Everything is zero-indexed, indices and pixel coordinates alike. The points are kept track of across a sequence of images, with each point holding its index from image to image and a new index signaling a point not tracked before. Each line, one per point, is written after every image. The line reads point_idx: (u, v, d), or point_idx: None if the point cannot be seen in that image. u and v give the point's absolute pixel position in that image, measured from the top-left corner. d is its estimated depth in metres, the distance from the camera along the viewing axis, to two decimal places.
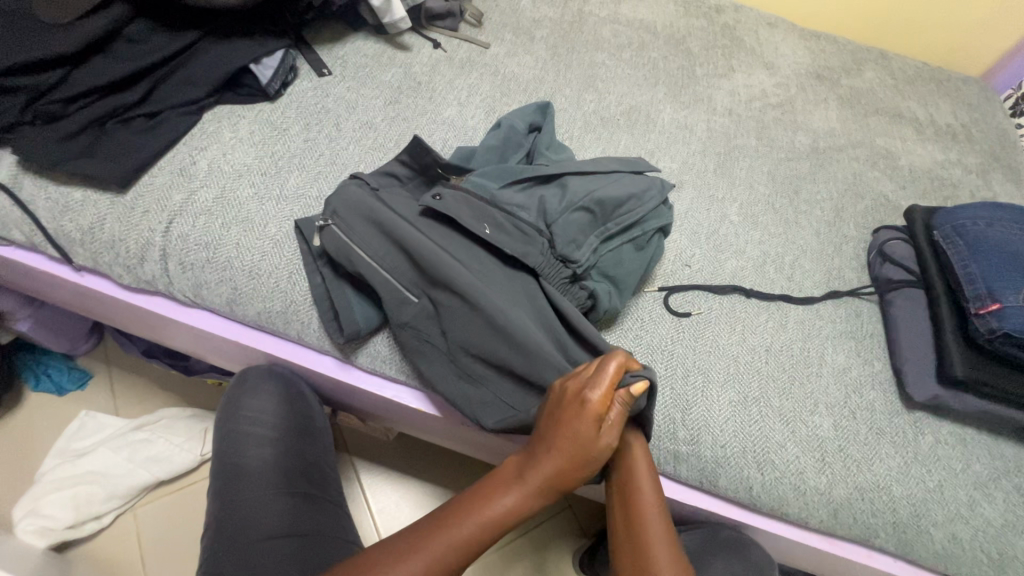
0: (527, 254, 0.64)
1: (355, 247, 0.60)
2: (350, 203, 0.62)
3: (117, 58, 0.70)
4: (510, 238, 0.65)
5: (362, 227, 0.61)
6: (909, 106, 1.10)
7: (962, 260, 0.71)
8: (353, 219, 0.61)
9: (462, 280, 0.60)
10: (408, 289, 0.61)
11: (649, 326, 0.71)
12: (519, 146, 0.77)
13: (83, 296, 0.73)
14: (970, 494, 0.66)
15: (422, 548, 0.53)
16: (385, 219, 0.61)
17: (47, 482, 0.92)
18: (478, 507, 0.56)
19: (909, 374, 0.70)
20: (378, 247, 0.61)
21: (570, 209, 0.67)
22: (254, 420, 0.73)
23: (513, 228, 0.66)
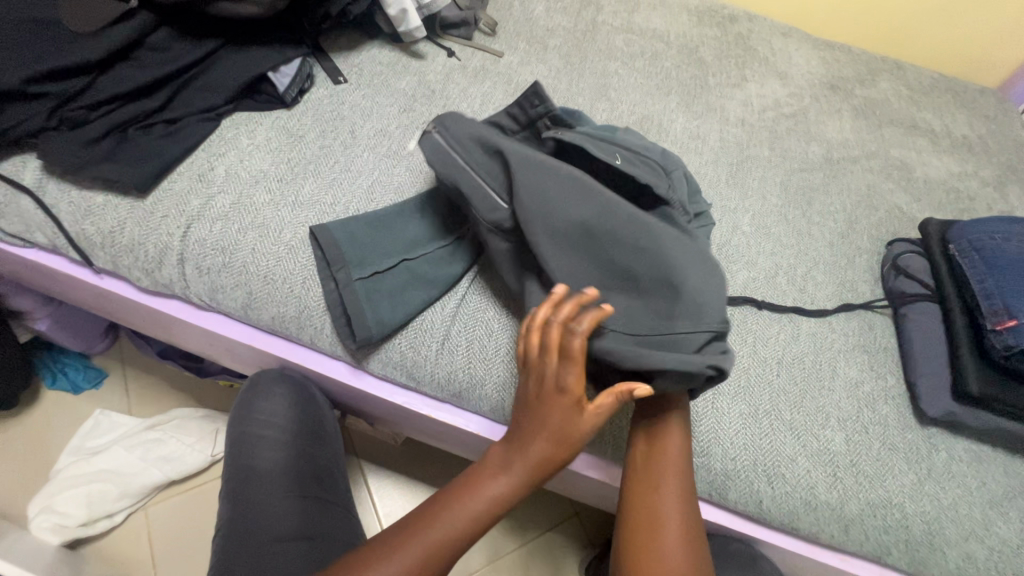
0: (655, 185, 0.65)
1: (475, 146, 0.62)
2: (472, 121, 0.65)
3: (139, 66, 0.71)
4: (640, 169, 0.66)
5: (473, 140, 0.62)
6: (924, 117, 1.09)
7: (978, 275, 0.70)
8: (468, 134, 0.63)
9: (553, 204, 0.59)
10: (498, 196, 0.62)
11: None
12: None
13: (102, 297, 0.74)
14: (984, 513, 0.65)
15: (417, 538, 0.53)
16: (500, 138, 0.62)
17: (62, 479, 0.94)
18: (469, 495, 0.55)
19: (922, 389, 0.70)
20: (481, 160, 0.62)
21: (675, 173, 0.71)
22: (266, 423, 0.74)
23: (631, 165, 0.65)
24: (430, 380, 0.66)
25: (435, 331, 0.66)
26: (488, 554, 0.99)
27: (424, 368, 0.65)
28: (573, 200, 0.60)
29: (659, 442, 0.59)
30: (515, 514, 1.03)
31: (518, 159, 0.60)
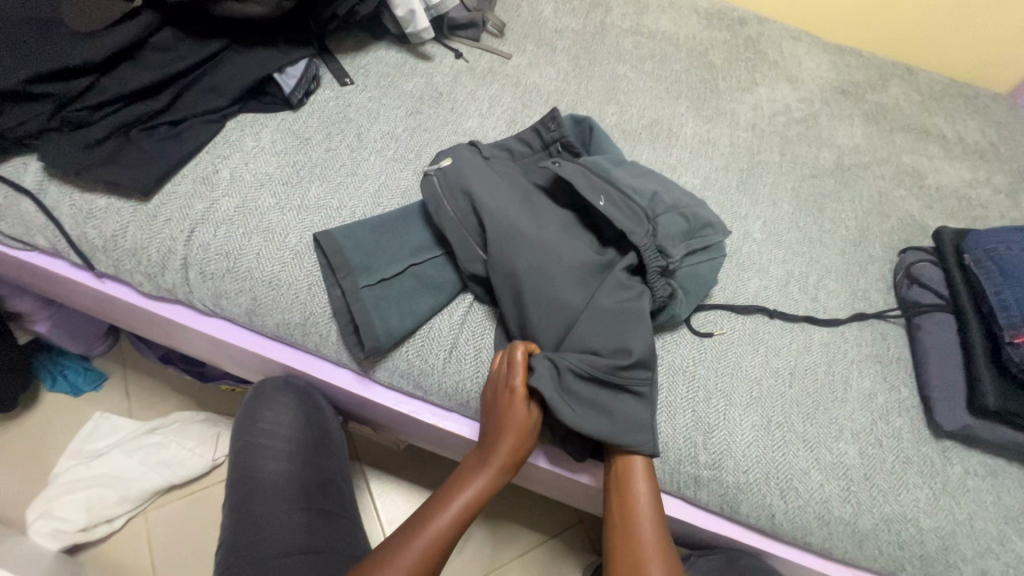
0: (632, 231, 0.64)
1: (443, 197, 0.66)
2: (463, 160, 0.67)
3: (143, 66, 0.70)
4: (619, 214, 0.65)
5: (458, 184, 0.65)
6: (936, 123, 1.08)
7: (994, 286, 0.69)
8: (455, 179, 0.66)
9: (520, 259, 0.61)
10: (478, 246, 0.64)
11: (670, 346, 0.70)
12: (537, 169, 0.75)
13: (103, 302, 0.73)
14: (1001, 529, 0.64)
15: (408, 550, 0.54)
16: (474, 183, 0.65)
17: (60, 483, 0.92)
18: (449, 500, 0.58)
19: (937, 402, 0.68)
20: (463, 207, 0.65)
21: (672, 214, 0.69)
22: (272, 433, 0.73)
23: (613, 210, 0.65)
24: (437, 389, 0.65)
25: (443, 339, 0.64)
26: (489, 563, 0.98)
27: (431, 378, 0.64)
28: (539, 261, 0.61)
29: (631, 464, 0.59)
30: (517, 521, 1.02)
31: (492, 212, 0.63)
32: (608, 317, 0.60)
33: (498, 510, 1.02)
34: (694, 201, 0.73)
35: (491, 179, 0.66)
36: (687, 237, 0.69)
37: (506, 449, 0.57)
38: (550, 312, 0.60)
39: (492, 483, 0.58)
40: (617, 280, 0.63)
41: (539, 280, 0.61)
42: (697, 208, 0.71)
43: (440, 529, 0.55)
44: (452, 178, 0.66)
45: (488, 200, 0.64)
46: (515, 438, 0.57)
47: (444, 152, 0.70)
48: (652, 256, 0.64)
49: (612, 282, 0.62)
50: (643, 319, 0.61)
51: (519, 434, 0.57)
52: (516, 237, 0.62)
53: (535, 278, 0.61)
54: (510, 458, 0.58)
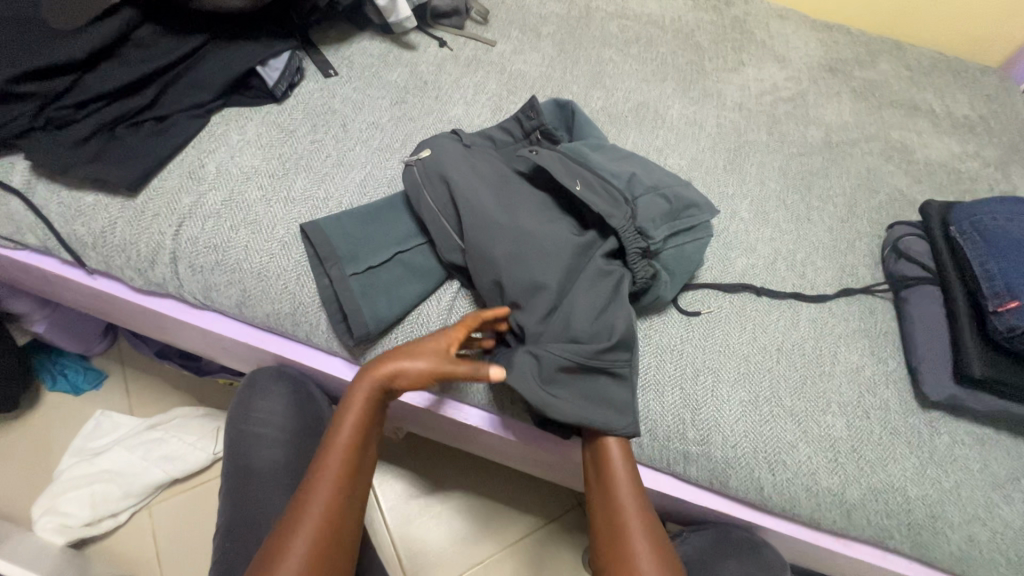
0: (608, 213, 0.65)
1: (422, 187, 0.66)
2: (443, 148, 0.68)
3: (126, 62, 0.70)
4: (597, 198, 0.65)
5: (436, 174, 0.66)
6: (925, 98, 1.07)
7: (979, 256, 0.69)
8: (434, 168, 0.66)
9: (498, 245, 0.62)
10: (456, 235, 0.65)
11: (650, 329, 0.70)
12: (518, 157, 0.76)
13: (96, 299, 0.74)
14: (988, 496, 0.65)
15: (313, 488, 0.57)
16: (451, 171, 0.65)
17: (64, 480, 0.94)
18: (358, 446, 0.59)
19: (924, 373, 0.69)
20: (442, 196, 0.65)
21: (651, 194, 0.69)
22: (264, 421, 0.73)
23: (589, 194, 0.66)
24: None
25: (432, 325, 0.65)
26: (490, 546, 0.99)
27: None
28: (518, 246, 0.62)
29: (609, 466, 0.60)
30: (517, 505, 1.03)
31: (471, 198, 0.64)
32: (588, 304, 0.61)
33: (497, 494, 1.03)
34: (678, 181, 0.73)
35: (470, 166, 0.67)
36: (669, 218, 0.69)
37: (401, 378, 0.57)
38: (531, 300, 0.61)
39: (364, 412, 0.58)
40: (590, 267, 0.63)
41: (517, 266, 0.61)
42: (680, 188, 0.71)
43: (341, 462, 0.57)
44: (432, 165, 0.66)
45: (466, 186, 0.64)
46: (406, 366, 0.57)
47: (425, 140, 0.70)
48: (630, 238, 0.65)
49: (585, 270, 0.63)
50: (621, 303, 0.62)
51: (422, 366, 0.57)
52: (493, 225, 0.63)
53: (515, 265, 0.61)
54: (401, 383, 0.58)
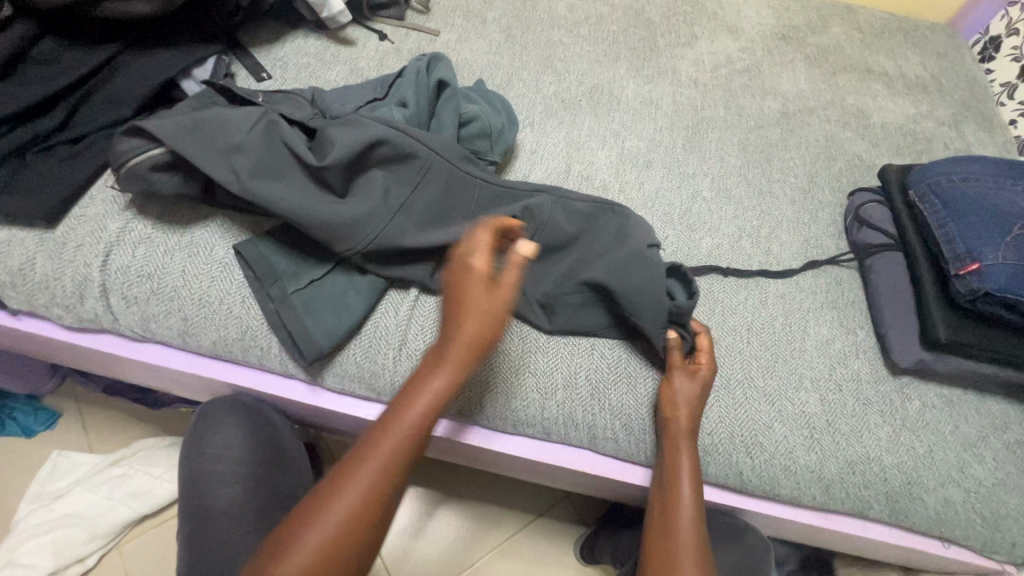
0: (402, 106, 0.70)
1: (152, 152, 0.56)
2: (172, 128, 0.56)
3: (27, 81, 0.64)
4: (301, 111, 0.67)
5: (143, 134, 0.57)
6: (877, 60, 1.07)
7: (939, 220, 0.69)
8: (129, 140, 0.57)
9: (369, 200, 0.61)
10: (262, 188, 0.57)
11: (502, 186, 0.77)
12: (298, 102, 0.69)
13: (28, 340, 0.69)
14: (960, 456, 0.65)
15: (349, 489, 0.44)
16: (170, 126, 0.56)
17: (24, 528, 0.89)
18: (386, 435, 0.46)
19: (893, 341, 0.69)
20: (199, 151, 0.56)
21: (413, 73, 0.73)
22: (219, 458, 0.69)
23: (371, 106, 0.70)
24: (391, 388, 0.63)
25: (391, 338, 0.62)
26: (480, 549, 0.97)
27: (383, 377, 0.62)
28: (398, 174, 0.63)
29: (671, 389, 0.61)
30: (504, 503, 1.01)
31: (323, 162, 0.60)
32: (396, 179, 0.63)
33: (485, 495, 1.01)
34: (338, 94, 0.72)
35: (265, 136, 0.60)
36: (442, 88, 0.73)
37: (440, 390, 0.47)
38: (368, 190, 0.62)
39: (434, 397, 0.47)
40: (359, 145, 0.60)
41: (415, 195, 0.63)
42: (319, 94, 0.71)
43: (354, 503, 0.43)
44: (234, 154, 0.58)
45: (309, 154, 0.60)
46: (444, 377, 0.47)
47: (123, 160, 0.56)
48: (443, 122, 0.70)
49: (414, 158, 0.63)
50: (411, 162, 0.63)
51: (483, 337, 0.48)
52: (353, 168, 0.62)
53: (415, 197, 0.63)
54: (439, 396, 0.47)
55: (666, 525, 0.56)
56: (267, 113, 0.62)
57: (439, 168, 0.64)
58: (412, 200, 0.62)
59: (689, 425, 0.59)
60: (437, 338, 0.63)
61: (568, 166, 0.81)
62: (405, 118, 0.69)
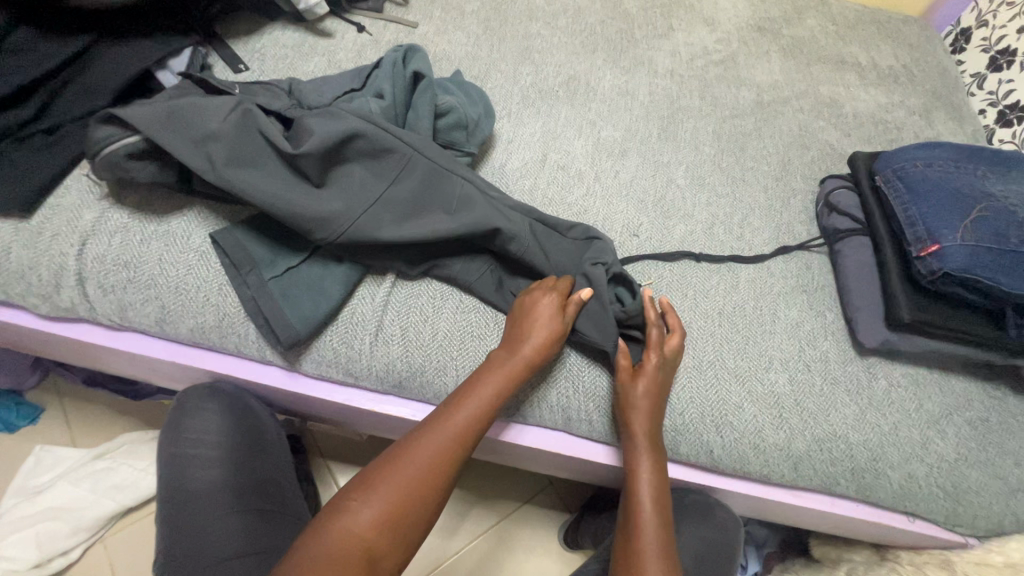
0: (379, 98, 0.70)
1: (127, 139, 0.57)
2: (148, 117, 0.57)
3: (0, 71, 0.64)
4: (277, 102, 0.67)
5: (119, 122, 0.57)
6: (851, 51, 1.09)
7: (902, 204, 0.71)
8: (103, 128, 0.57)
9: (346, 194, 0.62)
10: (238, 178, 0.58)
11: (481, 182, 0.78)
12: (275, 91, 0.70)
13: (6, 331, 0.69)
14: (924, 433, 0.67)
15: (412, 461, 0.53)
16: (146, 114, 0.57)
17: (7, 522, 0.89)
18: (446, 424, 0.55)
19: (859, 322, 0.71)
20: (174, 139, 0.57)
21: (389, 66, 0.74)
22: (197, 443, 0.69)
23: (348, 97, 0.71)
24: (368, 373, 0.63)
25: (368, 324, 0.63)
26: (465, 538, 0.98)
27: (360, 363, 0.63)
28: (376, 167, 0.64)
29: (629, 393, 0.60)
30: (489, 491, 1.03)
31: (299, 151, 0.60)
32: (374, 175, 0.64)
33: (470, 484, 1.03)
34: (315, 85, 0.72)
35: (241, 125, 0.60)
36: (418, 81, 0.73)
37: (497, 389, 0.57)
38: (347, 184, 0.62)
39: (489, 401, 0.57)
40: (336, 137, 0.61)
41: (393, 190, 0.63)
42: (295, 85, 0.71)
43: (422, 464, 0.52)
44: (207, 142, 0.58)
45: (285, 143, 0.60)
46: (503, 381, 0.57)
47: (96, 148, 0.56)
48: (420, 114, 0.70)
49: (392, 153, 0.64)
50: (391, 156, 0.64)
51: (534, 351, 0.59)
52: (330, 160, 0.62)
53: (393, 191, 0.63)
54: (498, 396, 0.57)
55: (634, 530, 0.58)
56: (242, 102, 0.62)
57: (417, 164, 0.65)
58: (391, 192, 0.63)
59: (646, 430, 0.60)
60: (414, 324, 0.64)
61: (544, 156, 0.82)
62: (382, 109, 0.69)
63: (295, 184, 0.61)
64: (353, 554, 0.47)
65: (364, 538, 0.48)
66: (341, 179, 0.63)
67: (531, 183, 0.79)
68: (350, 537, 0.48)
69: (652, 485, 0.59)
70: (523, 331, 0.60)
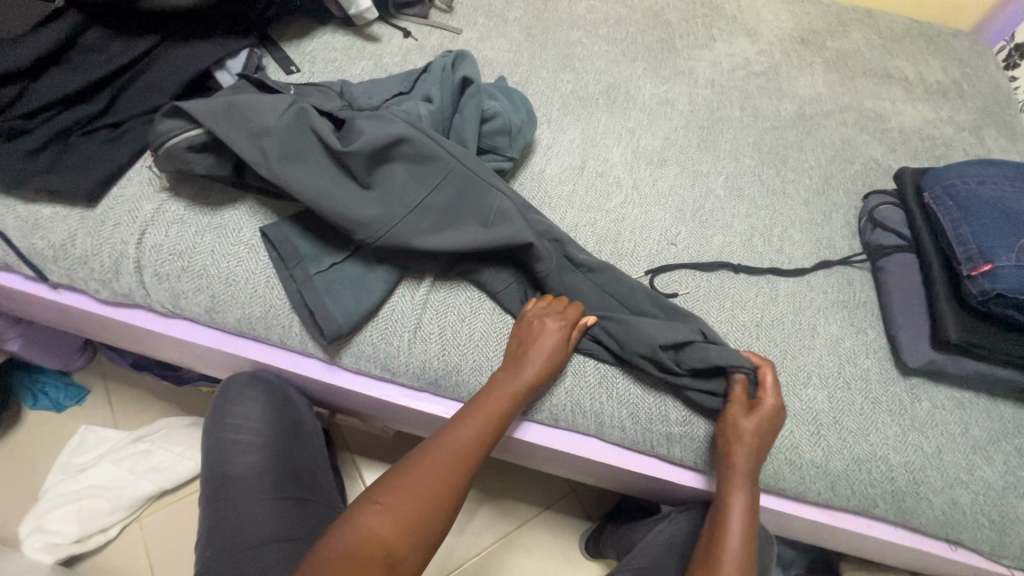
0: (426, 101, 0.72)
1: (190, 132, 0.60)
2: (209, 112, 0.59)
3: (74, 68, 0.68)
4: (329, 103, 0.70)
5: (182, 117, 0.60)
6: (898, 66, 1.06)
7: (952, 221, 0.70)
8: (168, 123, 0.60)
9: (386, 199, 0.63)
10: (284, 173, 0.60)
11: (519, 188, 0.79)
12: (328, 91, 0.73)
13: (65, 313, 0.72)
14: (968, 458, 0.65)
15: (425, 468, 0.54)
16: (208, 110, 0.59)
17: (52, 498, 0.93)
18: (455, 437, 0.57)
19: (903, 340, 0.69)
20: (233, 134, 0.59)
21: (438, 70, 0.75)
22: (239, 428, 0.72)
23: (397, 100, 0.73)
24: (405, 369, 0.65)
25: (406, 320, 0.65)
26: (486, 540, 0.99)
27: (398, 358, 0.64)
28: (419, 172, 0.64)
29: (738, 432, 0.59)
30: (511, 495, 1.03)
31: (347, 149, 0.62)
32: (415, 179, 0.64)
33: (493, 486, 1.03)
34: (366, 85, 0.74)
35: (295, 121, 0.62)
36: (466, 86, 0.75)
37: (504, 402, 0.59)
38: (389, 186, 0.63)
39: (496, 415, 0.59)
40: (381, 141, 0.63)
41: (432, 197, 0.63)
42: (347, 85, 0.74)
43: (435, 472, 0.54)
44: (262, 137, 0.60)
45: (334, 141, 0.62)
46: (509, 399, 0.59)
47: (161, 140, 0.59)
48: (467, 119, 0.72)
49: (434, 159, 0.65)
50: (434, 162, 0.65)
51: (542, 365, 0.60)
52: (375, 163, 0.64)
53: (432, 198, 0.63)
54: (506, 410, 0.59)
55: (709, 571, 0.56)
56: (296, 101, 0.65)
57: (459, 169, 0.65)
58: (430, 200, 0.63)
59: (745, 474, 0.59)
60: (450, 325, 0.65)
61: (583, 162, 0.82)
62: (430, 113, 0.70)
63: (339, 183, 0.62)
64: (372, 555, 0.48)
65: (383, 540, 0.49)
66: (384, 182, 0.64)
67: (569, 189, 0.79)
68: (370, 539, 0.49)
69: (742, 537, 0.57)
70: (529, 348, 0.61)
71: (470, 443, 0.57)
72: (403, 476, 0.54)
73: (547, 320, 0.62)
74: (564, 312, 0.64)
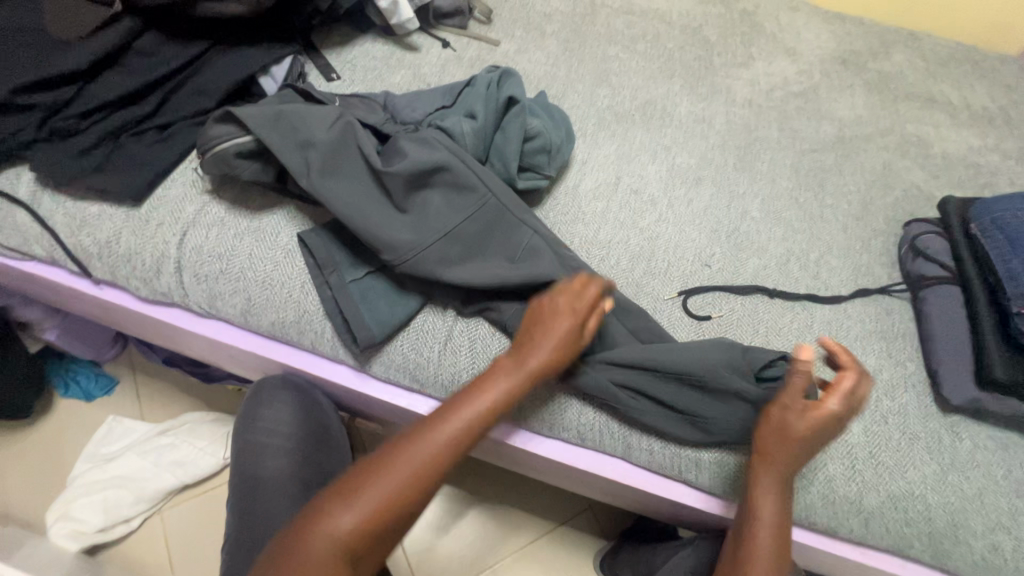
0: (470, 117, 0.72)
1: (238, 138, 0.61)
2: (257, 119, 0.60)
3: (127, 70, 0.70)
4: (374, 116, 0.71)
5: (234, 122, 0.61)
6: (942, 90, 1.04)
7: (1002, 255, 0.68)
8: (219, 127, 0.61)
9: (420, 222, 0.63)
10: (322, 186, 0.61)
11: (553, 203, 0.79)
12: (372, 104, 0.74)
13: (104, 308, 0.74)
14: (1012, 503, 0.63)
15: (402, 464, 0.51)
16: (258, 117, 0.60)
17: (78, 486, 0.95)
18: (443, 425, 0.53)
19: (944, 375, 0.67)
20: (280, 142, 0.60)
21: (483, 85, 0.76)
22: (270, 433, 0.73)
23: (440, 114, 0.73)
24: (433, 381, 0.65)
25: (437, 332, 0.65)
26: (500, 552, 0.98)
27: (427, 370, 0.64)
28: (454, 201, 0.64)
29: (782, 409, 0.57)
30: (527, 509, 1.02)
31: (387, 169, 0.63)
32: (450, 208, 0.64)
33: (509, 498, 1.02)
34: (410, 98, 0.75)
35: (341, 134, 0.63)
36: (511, 104, 0.75)
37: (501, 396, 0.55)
38: (424, 211, 0.64)
39: (492, 407, 0.55)
40: (420, 167, 0.63)
41: (464, 226, 0.63)
42: (392, 98, 0.74)
43: (412, 468, 0.51)
44: (307, 148, 0.61)
45: (376, 158, 0.63)
46: (507, 388, 0.55)
47: (211, 144, 0.61)
48: (510, 137, 0.72)
49: (472, 190, 0.64)
50: (470, 193, 0.65)
51: (552, 352, 0.56)
52: (413, 187, 0.64)
53: (464, 227, 0.63)
54: (502, 399, 0.55)
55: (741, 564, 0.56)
56: (344, 114, 0.66)
57: (492, 203, 0.65)
58: (463, 228, 0.63)
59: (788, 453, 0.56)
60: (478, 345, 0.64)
61: (618, 179, 0.82)
62: (473, 131, 0.71)
63: (376, 201, 0.63)
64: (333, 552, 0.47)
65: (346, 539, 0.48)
66: (420, 204, 0.64)
67: (603, 205, 0.79)
68: (334, 536, 0.48)
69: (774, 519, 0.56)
70: (540, 331, 0.57)
71: (459, 435, 0.53)
72: (379, 468, 0.51)
73: (563, 302, 0.58)
74: (584, 292, 0.58)
